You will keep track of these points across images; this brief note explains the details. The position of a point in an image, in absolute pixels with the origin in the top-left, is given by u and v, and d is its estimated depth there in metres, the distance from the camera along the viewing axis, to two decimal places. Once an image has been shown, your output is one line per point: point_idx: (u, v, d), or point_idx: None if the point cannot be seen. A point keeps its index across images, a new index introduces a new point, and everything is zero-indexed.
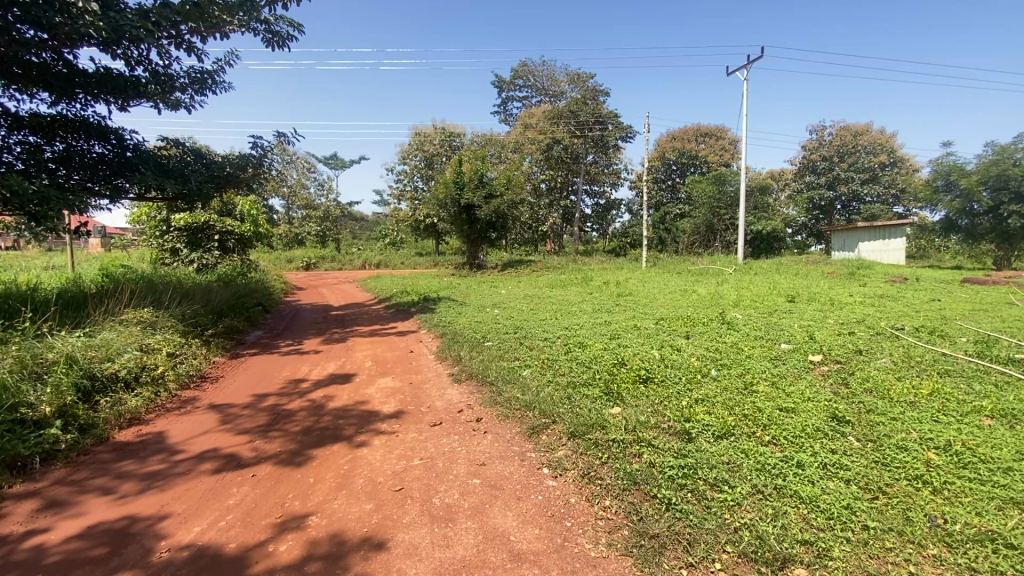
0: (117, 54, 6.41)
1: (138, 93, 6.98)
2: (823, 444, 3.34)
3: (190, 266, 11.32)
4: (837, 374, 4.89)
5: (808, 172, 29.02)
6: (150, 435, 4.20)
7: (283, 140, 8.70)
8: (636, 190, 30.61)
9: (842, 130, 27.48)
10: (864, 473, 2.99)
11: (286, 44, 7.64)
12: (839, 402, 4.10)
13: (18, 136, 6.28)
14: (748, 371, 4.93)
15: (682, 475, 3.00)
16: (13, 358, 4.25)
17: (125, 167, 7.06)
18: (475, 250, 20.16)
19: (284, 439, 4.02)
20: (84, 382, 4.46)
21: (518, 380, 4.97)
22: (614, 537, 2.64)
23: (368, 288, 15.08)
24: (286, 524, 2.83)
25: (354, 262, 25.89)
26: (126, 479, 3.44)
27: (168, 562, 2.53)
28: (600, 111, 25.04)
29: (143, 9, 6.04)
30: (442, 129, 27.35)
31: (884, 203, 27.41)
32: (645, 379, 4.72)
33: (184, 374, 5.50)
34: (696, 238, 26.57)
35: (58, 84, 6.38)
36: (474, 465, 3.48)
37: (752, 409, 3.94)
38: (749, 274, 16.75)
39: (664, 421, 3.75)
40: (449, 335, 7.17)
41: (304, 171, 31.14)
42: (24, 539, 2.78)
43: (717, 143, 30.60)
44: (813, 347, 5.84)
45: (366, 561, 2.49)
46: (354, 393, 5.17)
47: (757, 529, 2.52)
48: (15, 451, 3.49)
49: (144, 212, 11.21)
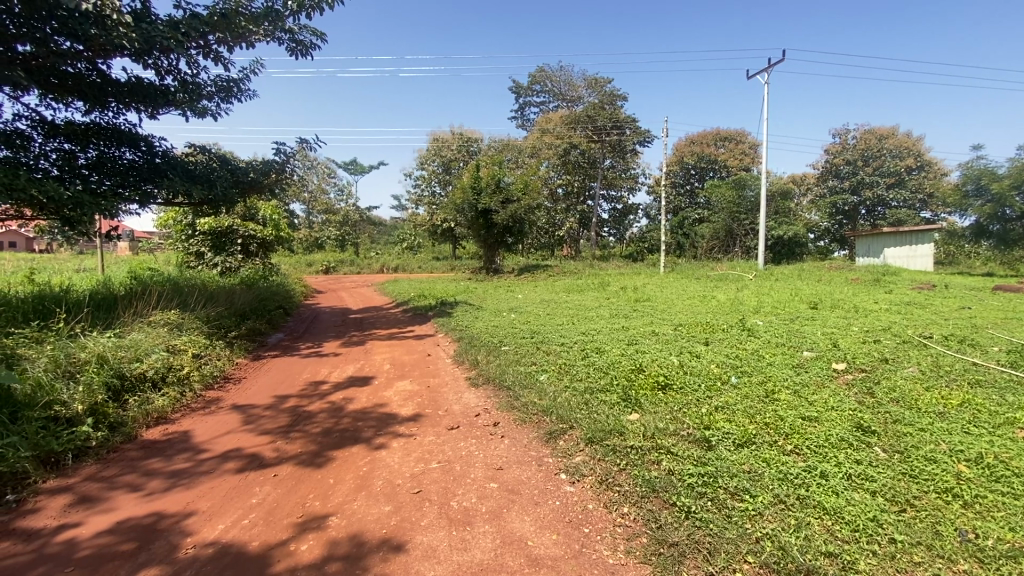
0: (148, 64, 6.61)
1: (167, 101, 7.19)
2: (847, 455, 3.27)
3: (214, 269, 11.57)
4: (861, 382, 4.79)
5: (831, 176, 28.58)
6: (175, 434, 4.30)
7: (305, 146, 8.89)
8: (654, 195, 30.44)
9: (867, 134, 26.97)
10: (890, 485, 2.91)
11: (310, 53, 7.82)
12: (864, 412, 4.02)
13: (54, 143, 6.55)
14: (770, 379, 4.85)
15: (702, 483, 2.96)
16: (47, 359, 4.43)
17: (154, 173, 7.22)
18: (492, 254, 20.26)
19: (305, 440, 4.09)
20: (114, 381, 4.59)
21: (536, 385, 4.97)
22: (632, 544, 2.61)
23: (386, 292, 15.23)
24: (306, 524, 2.87)
25: (373, 266, 26.14)
26: (153, 476, 3.53)
27: (194, 558, 2.60)
28: (618, 116, 24.97)
29: (172, 21, 6.28)
30: (459, 134, 27.62)
31: (911, 208, 26.80)
32: (664, 385, 4.68)
33: (209, 375, 5.63)
34: (715, 243, 26.41)
35: (92, 94, 6.58)
36: (491, 469, 3.49)
37: (773, 417, 3.88)
38: (770, 280, 16.50)
39: (683, 429, 3.71)
40: (467, 339, 7.21)
41: (324, 176, 31.75)
42: (58, 533, 2.87)
43: (737, 147, 30.19)
44: (837, 355, 5.72)
45: (385, 562, 2.51)
46: (372, 395, 5.23)
47: (779, 539, 2.48)
48: (49, 447, 3.63)
49: (170, 216, 11.46)
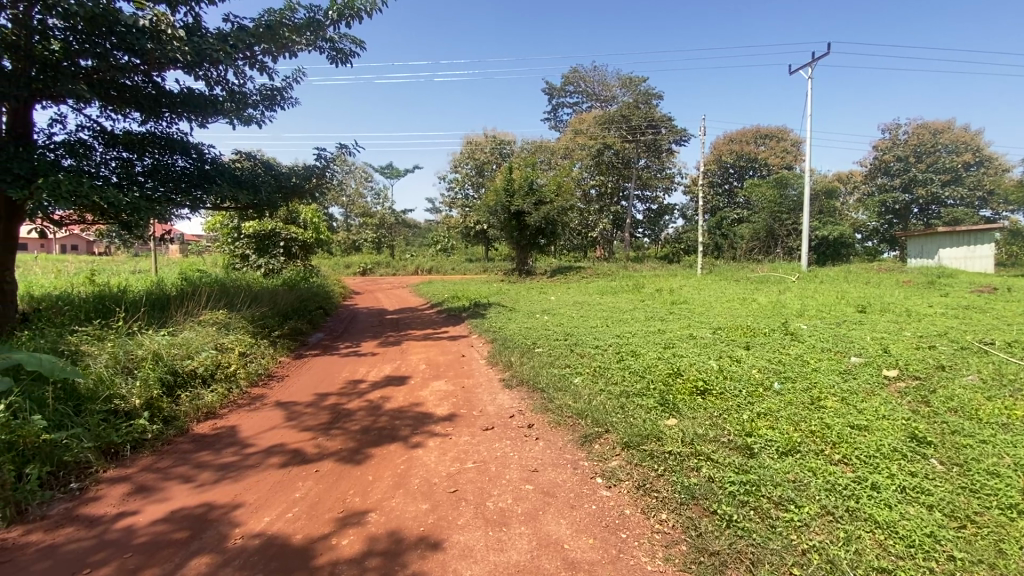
0: (199, 76, 6.94)
1: (216, 110, 7.55)
2: (901, 466, 3.11)
3: (258, 270, 12.05)
4: (915, 391, 4.54)
5: (880, 174, 27.33)
6: (224, 429, 4.49)
7: (344, 151, 9.14)
8: (691, 195, 29.82)
9: (920, 129, 25.67)
10: (947, 500, 2.75)
11: (350, 60, 8.05)
12: (918, 421, 3.81)
13: (114, 152, 6.98)
14: (815, 386, 4.65)
15: (744, 492, 2.88)
16: (108, 355, 4.71)
17: (204, 179, 7.58)
18: (525, 256, 20.30)
19: (344, 438, 4.19)
20: (168, 377, 4.84)
21: (569, 388, 4.94)
22: (671, 551, 2.57)
23: (421, 293, 15.50)
24: (347, 519, 2.95)
25: (408, 267, 26.55)
26: (203, 469, 3.70)
27: (242, 549, 2.70)
28: (653, 115, 24.57)
29: (221, 33, 6.60)
30: (492, 137, 27.85)
31: (969, 207, 25.30)
32: (702, 391, 4.58)
33: (254, 373, 5.86)
34: (755, 244, 25.66)
35: (147, 104, 6.86)
36: (526, 471, 3.49)
37: (820, 425, 3.73)
38: (814, 282, 15.90)
39: (724, 435, 3.61)
40: (500, 341, 7.24)
41: (361, 180, 32.62)
42: (117, 520, 3.04)
43: (779, 145, 29.23)
44: (888, 361, 5.44)
45: (422, 560, 2.55)
46: (409, 394, 5.33)
47: (828, 552, 2.38)
48: (109, 439, 3.86)
49: (217, 220, 11.97)
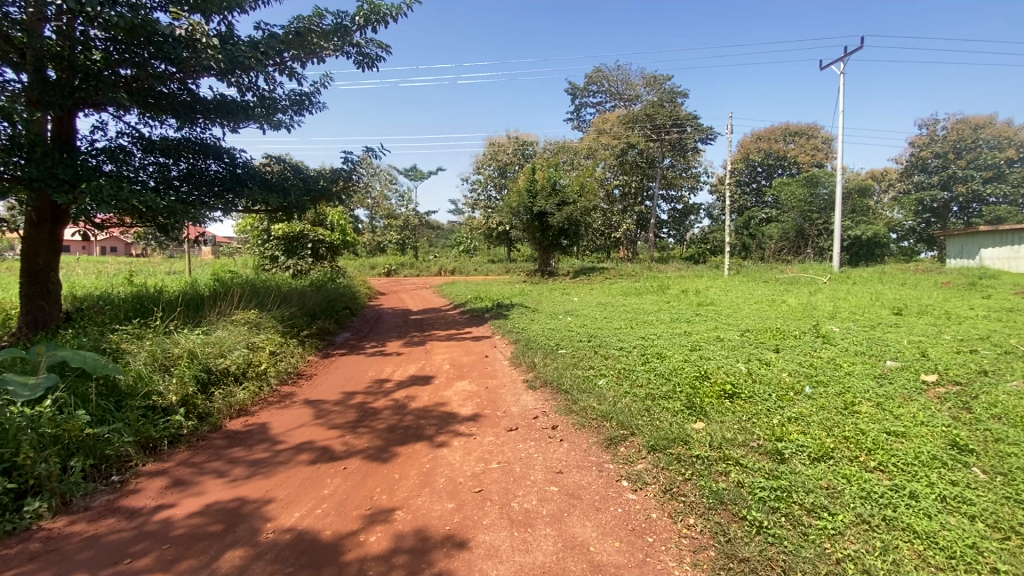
0: (232, 83, 7.16)
1: (247, 116, 7.77)
2: (940, 474, 2.99)
3: (287, 271, 12.35)
4: (956, 397, 4.35)
5: (917, 171, 26.35)
6: (255, 425, 4.61)
7: (370, 154, 9.28)
8: (717, 194, 29.31)
9: (960, 124, 24.66)
10: (991, 510, 2.64)
11: (376, 65, 8.17)
12: (960, 429, 3.66)
13: (151, 158, 7.25)
14: (848, 390, 4.51)
15: (775, 497, 2.81)
16: (147, 353, 4.89)
17: (236, 183, 7.80)
18: (547, 257, 20.26)
19: (371, 436, 4.26)
20: (202, 374, 5.00)
21: (594, 389, 4.91)
22: (699, 557, 2.53)
23: (446, 293, 15.62)
24: (374, 516, 3.00)
25: (432, 268, 26.82)
26: (235, 464, 3.81)
27: (274, 543, 2.77)
28: (678, 114, 24.18)
29: (253, 41, 6.78)
30: (515, 138, 27.90)
31: (1013, 205, 24.21)
32: (730, 395, 4.48)
33: (284, 371, 6.00)
34: (784, 245, 25.05)
35: (183, 112, 7.14)
36: (551, 473, 3.49)
37: (854, 430, 3.62)
38: (847, 283, 15.42)
39: (753, 440, 3.54)
40: (524, 342, 7.24)
41: (385, 182, 33.08)
42: (156, 512, 3.15)
43: (809, 143, 28.46)
44: (926, 366, 5.23)
45: (449, 559, 2.57)
46: (433, 394, 5.38)
47: (863, 562, 2.31)
48: (148, 434, 4.00)
49: (248, 223, 12.33)
